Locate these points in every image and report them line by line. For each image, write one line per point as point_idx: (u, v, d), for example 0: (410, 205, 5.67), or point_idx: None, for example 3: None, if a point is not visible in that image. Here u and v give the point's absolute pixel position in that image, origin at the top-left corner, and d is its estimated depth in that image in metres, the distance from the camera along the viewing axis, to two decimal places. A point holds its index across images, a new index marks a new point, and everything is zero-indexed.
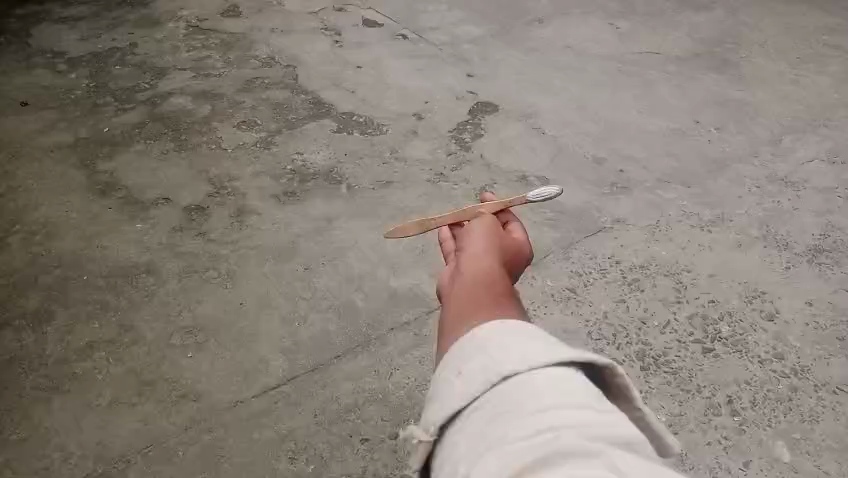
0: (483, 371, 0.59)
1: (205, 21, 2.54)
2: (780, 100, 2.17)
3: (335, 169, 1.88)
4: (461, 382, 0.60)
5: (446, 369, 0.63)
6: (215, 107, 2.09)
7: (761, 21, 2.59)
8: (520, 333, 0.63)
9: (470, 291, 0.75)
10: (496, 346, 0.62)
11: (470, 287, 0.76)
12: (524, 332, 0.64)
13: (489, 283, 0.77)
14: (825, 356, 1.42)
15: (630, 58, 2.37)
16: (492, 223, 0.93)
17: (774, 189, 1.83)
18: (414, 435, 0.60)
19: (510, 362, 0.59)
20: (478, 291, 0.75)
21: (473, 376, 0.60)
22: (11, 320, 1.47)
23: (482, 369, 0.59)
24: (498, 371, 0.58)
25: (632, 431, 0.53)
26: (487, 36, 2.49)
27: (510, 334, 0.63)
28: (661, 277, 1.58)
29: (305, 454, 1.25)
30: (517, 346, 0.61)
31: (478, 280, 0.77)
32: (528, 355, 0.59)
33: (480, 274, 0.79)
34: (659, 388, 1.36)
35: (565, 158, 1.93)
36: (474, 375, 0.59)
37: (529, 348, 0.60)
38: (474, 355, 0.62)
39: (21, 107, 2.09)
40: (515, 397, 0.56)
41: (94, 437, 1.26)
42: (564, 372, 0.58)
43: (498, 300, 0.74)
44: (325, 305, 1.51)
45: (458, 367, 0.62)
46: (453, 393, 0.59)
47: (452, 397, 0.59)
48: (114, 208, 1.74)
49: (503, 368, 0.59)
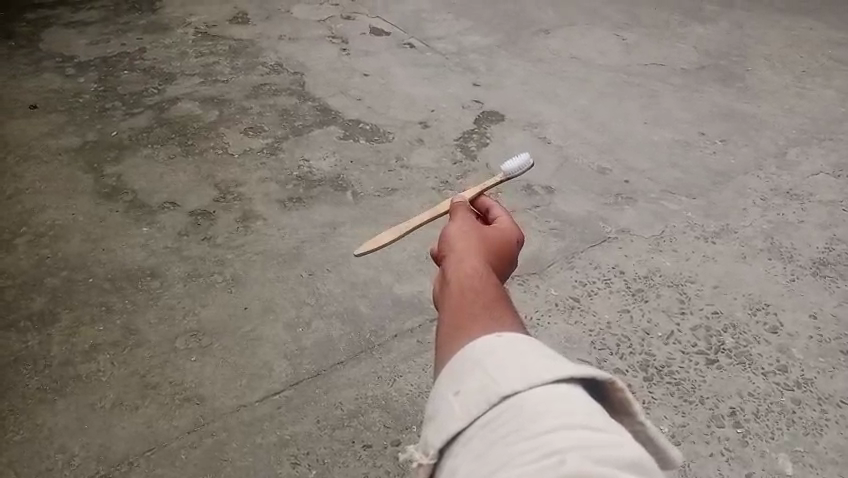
0: (484, 391, 0.59)
1: (213, 28, 2.56)
2: (786, 113, 2.18)
3: (341, 175, 1.88)
4: (461, 402, 0.60)
5: (444, 387, 0.63)
6: (222, 113, 2.11)
7: (767, 34, 2.60)
8: (519, 346, 0.64)
9: (460, 301, 0.75)
10: (495, 363, 0.62)
11: (460, 296, 0.75)
12: (521, 346, 0.64)
13: (480, 290, 0.76)
14: (829, 369, 1.42)
15: (636, 69, 2.38)
16: (473, 221, 0.92)
17: (778, 202, 1.83)
18: (413, 458, 0.60)
19: (509, 381, 0.59)
20: (469, 300, 0.74)
21: (472, 396, 0.60)
22: (16, 321, 1.48)
23: (481, 389, 0.60)
24: (498, 391, 0.59)
25: (636, 449, 0.54)
26: (493, 46, 2.50)
27: (510, 349, 0.63)
28: (665, 288, 1.59)
29: (307, 460, 1.25)
30: (517, 363, 0.61)
31: (469, 288, 0.77)
32: (527, 372, 0.59)
33: (470, 281, 0.78)
34: (662, 399, 1.36)
35: (570, 168, 1.94)
36: (474, 395, 0.60)
37: (529, 364, 0.61)
38: (473, 372, 0.62)
39: (30, 110, 2.10)
40: (517, 418, 0.56)
41: (97, 438, 1.27)
42: (564, 389, 0.58)
43: (491, 308, 0.73)
44: (329, 311, 1.52)
45: (457, 386, 0.62)
46: (453, 413, 0.60)
47: (451, 418, 0.59)
48: (120, 212, 1.75)
49: (502, 388, 0.59)
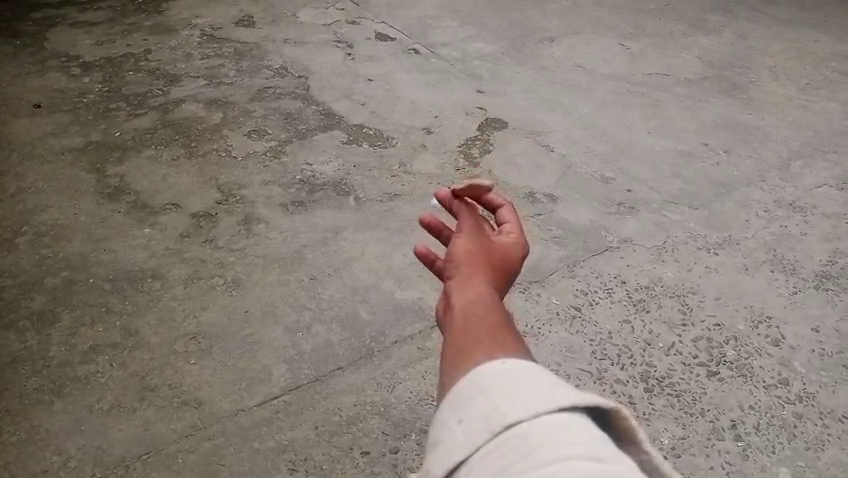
0: (487, 421, 0.59)
1: (218, 30, 2.56)
2: (790, 125, 2.18)
3: (344, 180, 1.88)
4: (465, 432, 0.60)
5: (447, 414, 0.63)
6: (226, 116, 2.11)
7: (771, 46, 2.61)
8: (523, 373, 0.63)
9: (461, 325, 0.74)
10: (499, 392, 0.61)
11: (462, 322, 0.74)
12: (524, 373, 0.63)
13: (481, 310, 0.75)
14: (831, 383, 1.41)
15: (640, 79, 2.38)
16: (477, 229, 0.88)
17: (782, 214, 1.83)
18: None
19: (511, 410, 0.59)
20: (472, 326, 0.73)
21: (475, 426, 0.59)
22: (15, 322, 1.47)
23: (484, 418, 0.60)
24: (501, 420, 0.58)
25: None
26: (498, 53, 2.50)
27: (512, 376, 0.63)
28: (667, 298, 1.58)
29: (305, 466, 1.24)
30: (521, 392, 0.60)
31: (470, 311, 0.75)
32: (531, 401, 0.59)
33: (473, 302, 0.76)
34: (662, 410, 1.35)
35: (573, 176, 1.93)
36: (477, 425, 0.59)
37: (534, 392, 0.60)
38: (476, 400, 0.62)
39: (33, 109, 2.11)
40: (520, 447, 0.55)
41: (94, 441, 1.26)
42: (568, 418, 0.57)
43: (494, 333, 0.72)
44: (330, 316, 1.51)
45: (461, 414, 0.62)
46: (456, 442, 0.59)
47: (454, 447, 0.59)
48: (122, 212, 1.75)
49: (506, 417, 0.58)
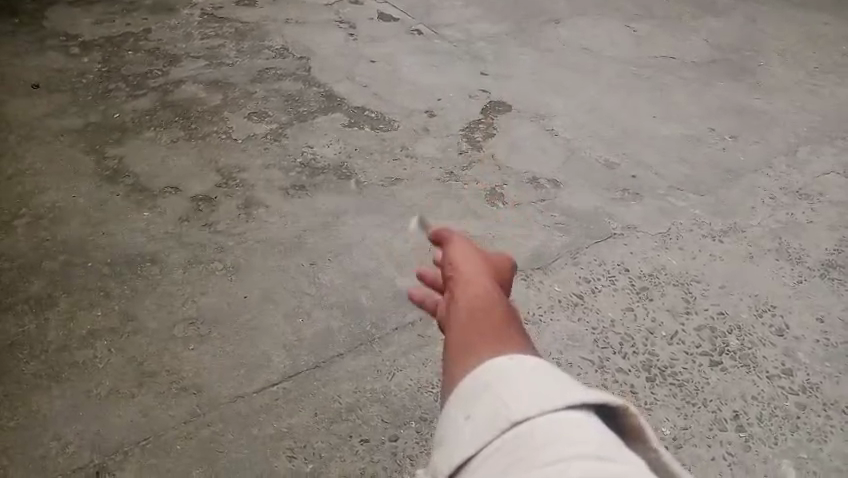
0: (494, 416, 0.58)
1: (219, 9, 2.53)
2: (798, 110, 2.14)
3: (344, 164, 1.86)
4: (472, 428, 0.58)
5: (452, 411, 0.62)
6: (226, 97, 2.08)
7: (780, 29, 2.57)
8: (529, 369, 0.62)
9: (466, 321, 0.73)
10: (507, 387, 0.60)
11: (468, 317, 0.73)
12: (531, 368, 0.62)
13: (485, 307, 0.75)
14: (835, 374, 1.40)
15: (647, 62, 2.34)
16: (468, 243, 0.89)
17: (788, 201, 1.81)
18: None
19: (517, 405, 0.57)
20: (479, 321, 0.72)
21: (481, 422, 0.58)
22: (13, 305, 1.46)
23: (491, 414, 0.58)
24: (508, 416, 0.57)
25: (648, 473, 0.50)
26: (503, 35, 2.46)
27: (519, 371, 0.62)
28: (670, 286, 1.56)
29: (304, 453, 1.24)
30: (528, 387, 0.59)
31: (475, 307, 0.74)
32: (538, 396, 0.58)
33: (476, 300, 0.76)
34: (664, 400, 1.34)
35: (577, 161, 1.91)
36: (484, 421, 0.58)
37: (541, 388, 0.59)
38: (483, 396, 0.61)
39: (32, 89, 2.08)
40: (527, 442, 0.54)
41: (93, 427, 1.26)
42: (576, 415, 0.56)
43: (500, 328, 0.71)
44: (330, 302, 1.50)
45: (467, 409, 0.61)
46: (463, 439, 0.58)
47: (461, 444, 0.58)
48: (121, 195, 1.73)
49: (513, 413, 0.57)
